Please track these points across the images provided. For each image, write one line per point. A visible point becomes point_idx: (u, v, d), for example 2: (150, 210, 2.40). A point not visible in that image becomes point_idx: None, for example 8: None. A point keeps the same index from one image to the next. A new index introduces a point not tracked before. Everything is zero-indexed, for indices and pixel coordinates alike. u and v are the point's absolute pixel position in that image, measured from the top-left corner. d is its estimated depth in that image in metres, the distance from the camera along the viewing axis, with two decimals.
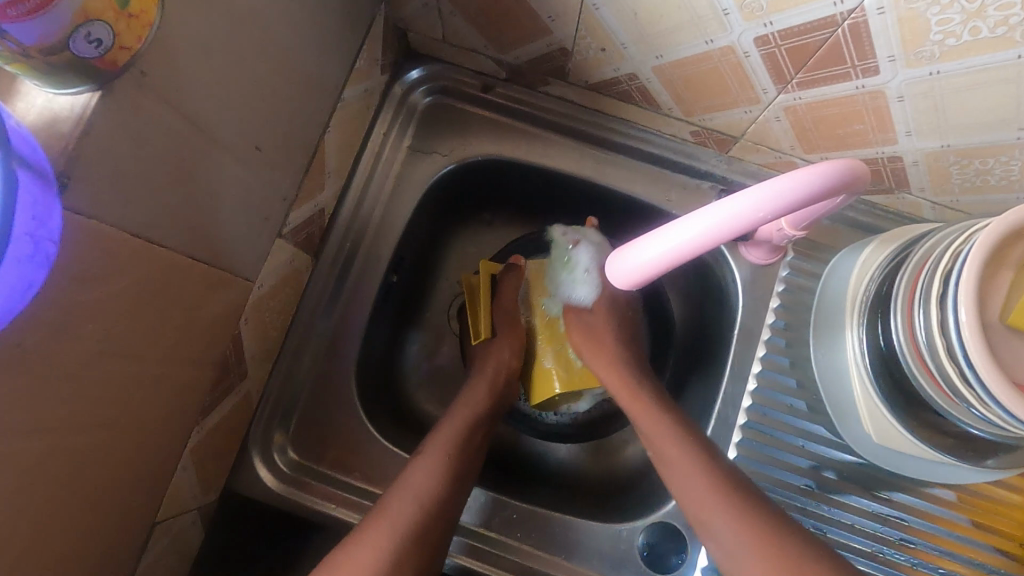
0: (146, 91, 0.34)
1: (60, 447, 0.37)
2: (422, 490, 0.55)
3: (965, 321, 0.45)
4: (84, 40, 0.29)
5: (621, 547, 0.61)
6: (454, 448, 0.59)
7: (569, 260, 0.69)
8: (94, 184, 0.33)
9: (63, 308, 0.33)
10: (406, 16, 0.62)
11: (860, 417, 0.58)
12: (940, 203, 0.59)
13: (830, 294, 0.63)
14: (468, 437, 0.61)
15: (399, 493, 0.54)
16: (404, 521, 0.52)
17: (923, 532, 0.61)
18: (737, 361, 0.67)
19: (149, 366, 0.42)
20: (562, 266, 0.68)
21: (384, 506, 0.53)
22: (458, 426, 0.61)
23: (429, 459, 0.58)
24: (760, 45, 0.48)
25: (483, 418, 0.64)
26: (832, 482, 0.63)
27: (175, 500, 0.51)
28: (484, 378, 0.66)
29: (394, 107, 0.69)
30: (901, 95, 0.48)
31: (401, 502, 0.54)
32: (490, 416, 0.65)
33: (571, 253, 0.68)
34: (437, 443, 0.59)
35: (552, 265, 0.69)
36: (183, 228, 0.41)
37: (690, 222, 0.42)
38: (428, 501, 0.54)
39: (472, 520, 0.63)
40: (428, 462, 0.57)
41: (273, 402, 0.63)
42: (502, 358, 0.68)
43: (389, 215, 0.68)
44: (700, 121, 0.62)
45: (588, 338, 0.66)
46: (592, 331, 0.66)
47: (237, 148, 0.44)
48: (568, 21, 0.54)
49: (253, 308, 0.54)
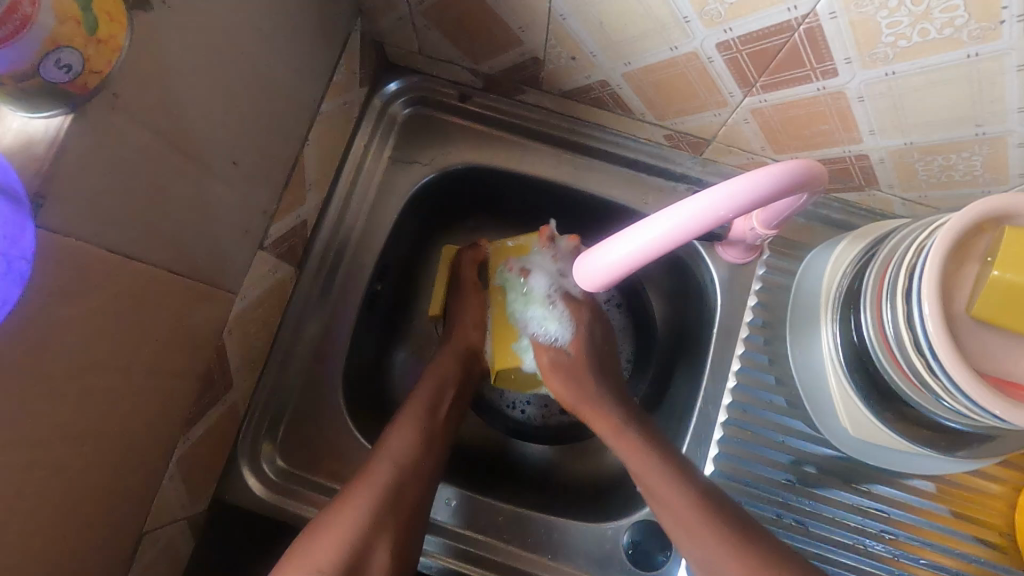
0: (118, 111, 0.35)
1: (43, 459, 0.38)
2: (398, 452, 0.57)
3: (929, 315, 0.46)
4: (54, 66, 0.31)
5: (606, 546, 0.62)
6: (430, 403, 0.62)
7: (528, 293, 0.66)
8: (70, 203, 0.34)
9: (46, 325, 0.34)
10: (382, 29, 0.63)
11: (838, 413, 0.59)
12: (910, 199, 0.60)
13: (805, 291, 0.64)
14: (439, 400, 0.62)
15: (379, 457, 0.56)
16: (377, 485, 0.54)
17: (904, 524, 0.62)
18: (717, 359, 0.68)
19: (131, 378, 0.43)
20: (518, 302, 0.66)
21: (360, 474, 0.55)
22: (433, 391, 0.63)
23: (407, 424, 0.59)
24: (722, 50, 0.49)
25: (454, 379, 0.65)
26: (813, 477, 0.64)
27: (162, 510, 0.52)
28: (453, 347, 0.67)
29: (374, 119, 0.70)
30: (862, 96, 0.49)
31: (379, 465, 0.55)
32: (461, 381, 0.65)
33: (525, 284, 0.66)
34: (414, 407, 0.61)
35: (511, 302, 0.66)
36: (161, 243, 0.42)
37: (654, 220, 0.42)
38: (402, 466, 0.56)
39: (453, 522, 0.63)
40: (404, 431, 0.58)
41: (260, 411, 0.64)
42: (465, 334, 0.67)
43: (372, 224, 0.69)
44: (673, 124, 0.63)
45: (574, 385, 0.63)
46: (574, 380, 0.63)
47: (214, 163, 0.45)
48: (537, 32, 0.55)
49: (236, 319, 0.55)
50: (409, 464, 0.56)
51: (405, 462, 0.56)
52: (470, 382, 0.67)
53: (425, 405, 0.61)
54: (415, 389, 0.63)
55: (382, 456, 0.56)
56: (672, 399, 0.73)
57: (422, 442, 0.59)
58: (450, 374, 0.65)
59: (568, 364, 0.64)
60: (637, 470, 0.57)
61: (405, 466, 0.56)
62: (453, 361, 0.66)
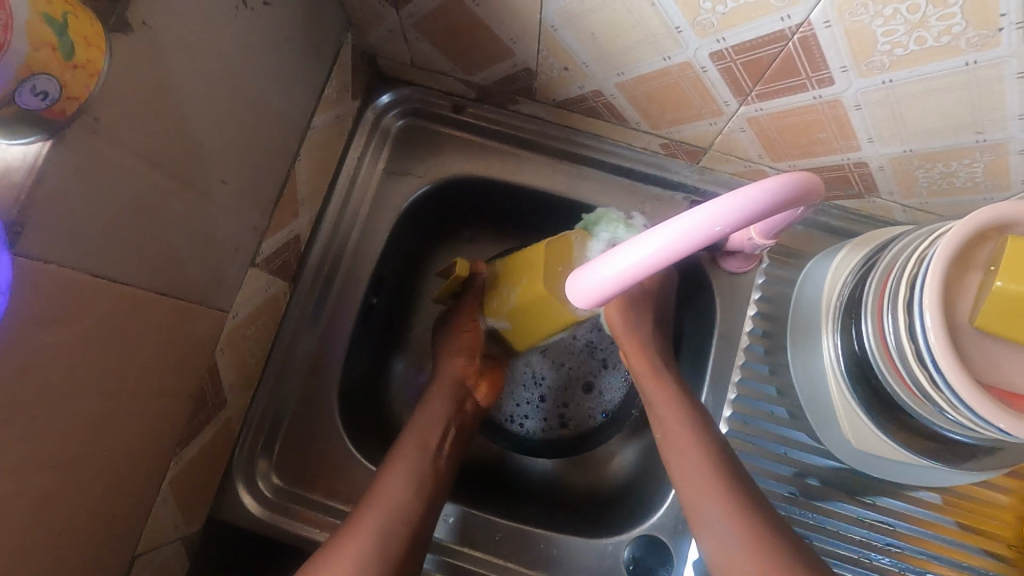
0: (99, 135, 0.35)
1: (28, 490, 0.37)
2: (395, 501, 0.54)
3: (931, 326, 0.45)
4: (29, 92, 0.29)
5: (606, 562, 0.61)
6: (431, 443, 0.60)
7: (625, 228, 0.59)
8: (49, 230, 0.33)
9: (26, 354, 0.34)
10: (373, 42, 0.63)
11: (840, 423, 0.58)
12: (910, 206, 0.60)
13: (805, 300, 0.63)
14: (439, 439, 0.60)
15: (371, 508, 0.53)
16: (372, 532, 0.51)
17: (910, 536, 0.61)
18: (717, 371, 0.67)
19: (119, 403, 0.42)
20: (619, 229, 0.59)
21: (353, 520, 0.53)
22: (427, 433, 0.61)
23: (405, 466, 0.57)
24: (715, 60, 0.49)
25: (449, 418, 0.63)
26: (816, 489, 0.63)
27: (155, 531, 0.52)
28: (441, 387, 0.65)
29: (367, 131, 0.70)
30: (859, 104, 0.48)
31: (373, 513, 0.53)
32: (454, 419, 0.63)
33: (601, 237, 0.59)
34: (410, 448, 0.59)
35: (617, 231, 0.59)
36: (147, 265, 0.41)
37: (647, 238, 0.42)
38: (400, 515, 0.54)
39: (452, 539, 0.63)
40: (393, 481, 0.56)
41: (255, 429, 0.63)
42: (448, 371, 0.66)
43: (366, 237, 0.68)
44: (669, 133, 0.62)
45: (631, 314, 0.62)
46: (639, 313, 0.63)
47: (202, 183, 0.45)
48: (528, 43, 0.55)
49: (228, 337, 0.54)
50: (398, 514, 0.54)
51: (399, 511, 0.54)
52: (465, 421, 0.64)
53: (420, 446, 0.59)
54: (408, 430, 0.61)
55: (376, 503, 0.54)
56: None
57: (417, 486, 0.56)
58: (444, 414, 0.63)
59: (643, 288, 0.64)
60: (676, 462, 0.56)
61: (399, 514, 0.54)
62: (443, 402, 0.63)
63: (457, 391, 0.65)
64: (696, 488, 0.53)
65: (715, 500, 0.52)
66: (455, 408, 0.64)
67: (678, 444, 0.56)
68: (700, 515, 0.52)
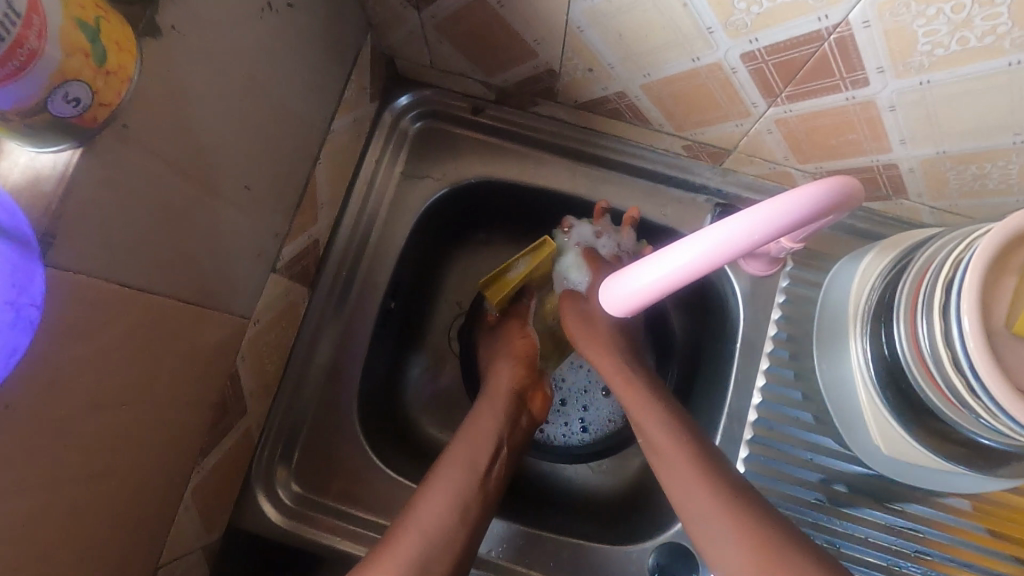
0: (128, 142, 0.34)
1: (56, 504, 0.36)
2: (436, 516, 0.52)
3: (969, 330, 0.44)
4: (62, 100, 0.29)
5: (630, 569, 0.60)
6: (476, 458, 0.57)
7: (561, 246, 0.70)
8: (78, 240, 0.33)
9: (55, 367, 0.33)
10: (392, 43, 0.62)
11: (869, 429, 0.57)
12: (939, 207, 0.59)
13: (832, 305, 0.62)
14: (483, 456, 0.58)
15: (409, 526, 0.51)
16: (408, 553, 0.49)
17: (939, 544, 0.60)
18: (742, 376, 0.66)
19: (144, 415, 0.42)
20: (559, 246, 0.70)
21: (390, 539, 0.51)
22: (471, 447, 0.58)
23: (447, 480, 0.55)
24: (746, 61, 0.48)
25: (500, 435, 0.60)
26: (844, 496, 0.62)
27: (177, 542, 0.51)
28: (489, 400, 0.63)
29: (385, 134, 0.69)
30: (892, 105, 0.47)
31: (411, 530, 0.51)
32: (506, 434, 0.61)
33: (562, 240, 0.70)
34: (455, 462, 0.57)
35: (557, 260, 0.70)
36: (171, 273, 0.41)
37: (685, 246, 0.41)
38: (438, 532, 0.51)
39: (490, 551, 0.62)
40: (435, 496, 0.54)
41: (275, 436, 0.62)
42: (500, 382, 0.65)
43: (384, 240, 0.68)
44: (692, 135, 0.61)
45: (584, 324, 0.64)
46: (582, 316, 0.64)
47: (225, 189, 0.44)
48: (552, 44, 0.54)
49: (250, 343, 0.54)
50: (439, 534, 0.52)
51: (438, 525, 0.52)
52: (515, 439, 0.62)
53: (467, 461, 0.57)
54: (456, 438, 0.60)
55: (413, 520, 0.52)
56: (695, 416, 0.71)
57: (461, 505, 0.54)
58: (500, 428, 0.61)
59: (585, 311, 0.65)
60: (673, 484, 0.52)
61: (444, 530, 0.52)
62: (492, 416, 0.61)
63: (513, 406, 0.63)
64: (700, 510, 0.49)
65: (707, 493, 0.50)
66: (508, 424, 0.62)
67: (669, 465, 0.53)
68: (695, 505, 0.50)
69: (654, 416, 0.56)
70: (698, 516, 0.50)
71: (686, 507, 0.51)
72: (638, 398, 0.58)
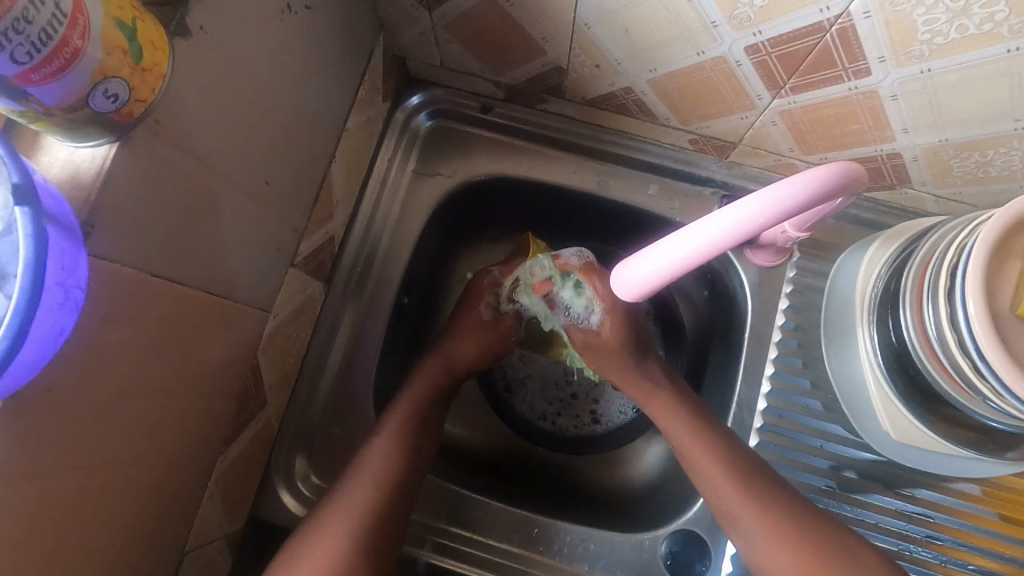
0: (161, 138, 0.36)
1: (90, 486, 0.38)
2: (375, 475, 0.56)
3: (975, 314, 0.45)
4: (102, 96, 0.31)
5: (644, 557, 0.62)
6: (404, 422, 0.60)
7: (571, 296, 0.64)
8: (115, 231, 0.34)
9: (91, 351, 0.35)
10: (403, 45, 0.64)
11: (877, 415, 0.58)
12: (943, 196, 0.60)
13: (839, 293, 0.63)
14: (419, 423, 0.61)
15: (356, 482, 0.56)
16: (357, 513, 0.54)
17: (950, 528, 0.61)
18: (751, 364, 0.67)
19: (172, 402, 0.43)
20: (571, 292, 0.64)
21: (343, 493, 0.55)
22: (409, 410, 0.62)
23: (384, 444, 0.58)
24: (751, 54, 0.49)
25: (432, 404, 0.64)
26: (854, 482, 0.62)
27: (202, 529, 0.53)
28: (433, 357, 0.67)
29: (396, 133, 0.70)
30: (895, 94, 0.48)
31: (358, 486, 0.56)
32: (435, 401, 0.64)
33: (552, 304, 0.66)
34: (392, 427, 0.60)
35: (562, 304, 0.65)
36: (198, 266, 0.42)
37: (705, 223, 0.41)
38: (383, 490, 0.56)
39: (458, 526, 0.63)
40: (383, 443, 0.58)
41: (294, 428, 0.64)
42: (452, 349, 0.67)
43: (398, 238, 0.69)
44: (698, 128, 0.62)
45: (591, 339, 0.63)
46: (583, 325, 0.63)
47: (248, 185, 0.46)
48: (560, 42, 0.55)
49: (269, 337, 0.55)
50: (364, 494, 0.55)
51: (382, 479, 0.56)
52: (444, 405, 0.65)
53: (422, 413, 0.62)
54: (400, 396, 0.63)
55: (359, 476, 0.56)
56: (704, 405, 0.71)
57: (398, 470, 0.57)
58: (431, 393, 0.64)
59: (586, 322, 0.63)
60: (724, 501, 0.56)
61: (383, 492, 0.56)
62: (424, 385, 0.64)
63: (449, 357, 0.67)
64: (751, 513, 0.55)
65: (753, 508, 0.55)
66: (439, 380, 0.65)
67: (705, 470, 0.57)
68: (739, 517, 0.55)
69: (678, 426, 0.60)
70: (738, 521, 0.55)
71: (733, 511, 0.56)
72: (665, 406, 0.62)
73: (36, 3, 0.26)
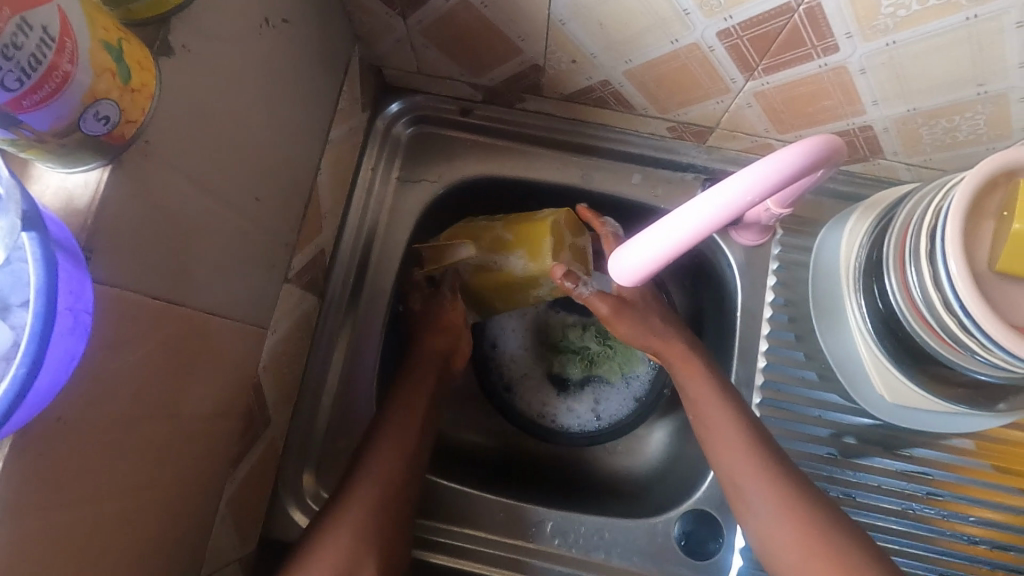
0: (152, 158, 0.36)
1: (104, 516, 0.37)
2: (382, 472, 0.57)
3: (956, 273, 0.47)
4: (93, 119, 0.30)
5: (658, 540, 0.63)
6: (410, 422, 0.62)
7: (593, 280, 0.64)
8: (113, 256, 0.34)
9: (96, 379, 0.34)
10: (379, 53, 0.64)
11: (871, 380, 0.60)
12: (915, 164, 0.62)
13: (824, 264, 0.65)
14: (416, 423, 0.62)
15: (363, 481, 0.56)
16: (365, 509, 0.55)
17: (949, 484, 0.63)
18: (746, 342, 0.68)
19: (178, 426, 0.43)
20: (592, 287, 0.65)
21: (349, 492, 0.56)
22: (413, 410, 0.63)
23: (387, 443, 0.59)
24: (723, 39, 0.50)
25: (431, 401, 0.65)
26: (854, 447, 0.64)
27: (216, 554, 0.52)
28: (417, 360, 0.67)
29: (378, 142, 0.70)
30: (863, 68, 0.50)
31: (367, 487, 0.56)
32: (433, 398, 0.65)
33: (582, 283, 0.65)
34: (396, 427, 0.61)
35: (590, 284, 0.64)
36: (198, 285, 0.42)
37: (696, 203, 0.42)
38: (387, 488, 0.57)
39: (471, 526, 0.63)
40: (392, 443, 0.59)
41: (299, 445, 0.63)
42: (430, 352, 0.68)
43: (388, 246, 0.69)
44: (676, 116, 0.64)
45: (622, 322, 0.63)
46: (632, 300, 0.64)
47: (239, 201, 0.45)
48: (536, 40, 0.56)
49: (269, 354, 0.55)
50: (376, 492, 0.56)
51: (392, 478, 0.57)
52: (439, 399, 0.66)
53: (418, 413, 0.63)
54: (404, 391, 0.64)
55: (366, 476, 0.57)
56: None
57: (404, 465, 0.59)
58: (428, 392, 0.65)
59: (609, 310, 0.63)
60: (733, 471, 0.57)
61: (390, 489, 0.57)
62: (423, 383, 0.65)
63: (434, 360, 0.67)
64: (767, 488, 0.55)
65: (760, 484, 0.55)
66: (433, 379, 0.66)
67: (718, 448, 0.58)
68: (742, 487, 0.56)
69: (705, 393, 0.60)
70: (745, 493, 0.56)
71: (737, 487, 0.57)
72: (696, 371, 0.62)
73: (24, 29, 0.26)
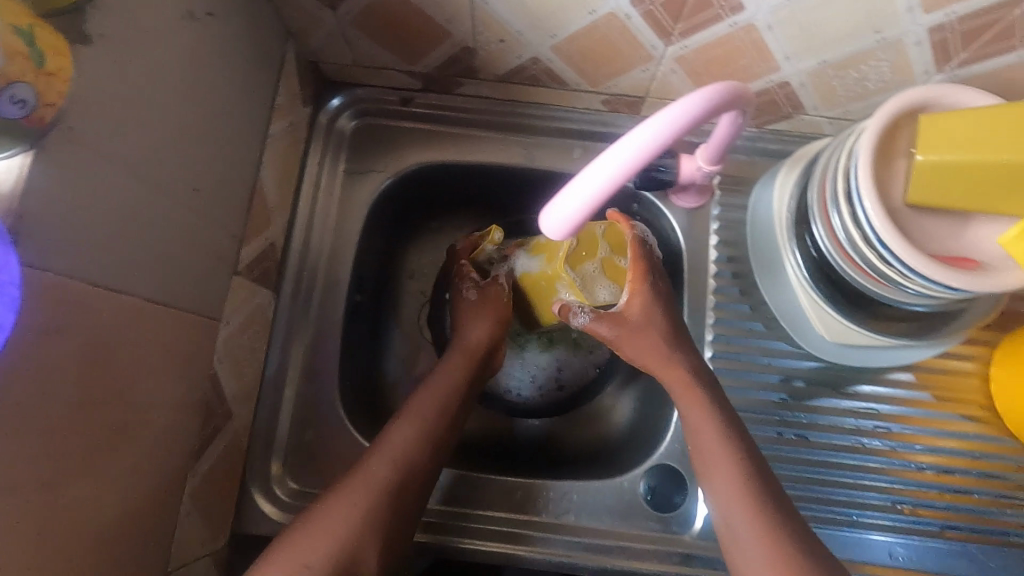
0: (76, 145, 0.36)
1: (58, 504, 0.38)
2: (397, 452, 0.56)
3: (870, 206, 0.50)
4: (8, 102, 0.32)
5: (626, 497, 0.64)
6: (433, 410, 0.60)
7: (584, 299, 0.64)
8: (44, 240, 0.35)
9: (38, 363, 0.35)
10: (314, 48, 0.65)
11: (812, 324, 0.63)
12: (834, 116, 0.65)
13: (761, 218, 0.68)
14: (445, 408, 0.60)
15: (377, 458, 0.55)
16: (373, 485, 0.53)
17: (895, 416, 0.66)
18: (695, 301, 0.70)
19: (131, 415, 0.43)
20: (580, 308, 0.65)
21: (358, 468, 0.55)
22: (436, 394, 0.61)
23: (406, 425, 0.58)
24: (637, 6, 0.53)
25: (462, 389, 0.63)
26: (803, 390, 0.67)
27: (184, 547, 0.52)
28: (459, 348, 0.66)
29: (322, 137, 0.71)
30: (770, 24, 0.53)
31: (378, 462, 0.55)
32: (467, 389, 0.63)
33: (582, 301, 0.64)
34: (415, 411, 0.59)
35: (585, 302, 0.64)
36: (139, 273, 0.43)
37: (624, 144, 0.43)
38: (401, 467, 0.55)
39: (450, 502, 0.64)
40: (411, 423, 0.58)
41: (264, 438, 0.64)
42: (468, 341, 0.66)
43: (340, 237, 0.70)
44: (607, 88, 0.66)
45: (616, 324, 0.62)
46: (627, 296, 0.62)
47: (176, 191, 0.46)
48: (462, 21, 0.58)
49: (224, 346, 0.55)
50: (383, 468, 0.54)
51: (406, 457, 0.56)
52: (475, 393, 0.64)
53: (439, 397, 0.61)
54: (433, 378, 0.63)
55: (380, 454, 0.55)
56: None
57: (423, 450, 0.57)
58: (462, 382, 0.63)
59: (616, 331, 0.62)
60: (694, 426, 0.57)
61: (403, 469, 0.55)
62: (459, 368, 0.64)
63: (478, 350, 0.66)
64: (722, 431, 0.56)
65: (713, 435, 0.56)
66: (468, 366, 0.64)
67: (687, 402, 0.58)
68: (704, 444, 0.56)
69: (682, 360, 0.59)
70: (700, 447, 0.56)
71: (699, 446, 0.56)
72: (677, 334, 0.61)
73: None
